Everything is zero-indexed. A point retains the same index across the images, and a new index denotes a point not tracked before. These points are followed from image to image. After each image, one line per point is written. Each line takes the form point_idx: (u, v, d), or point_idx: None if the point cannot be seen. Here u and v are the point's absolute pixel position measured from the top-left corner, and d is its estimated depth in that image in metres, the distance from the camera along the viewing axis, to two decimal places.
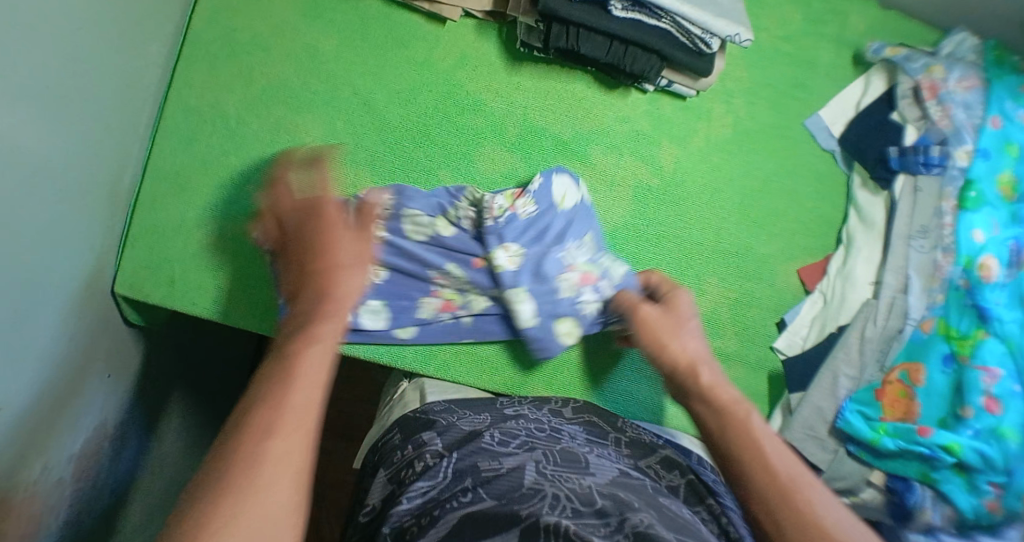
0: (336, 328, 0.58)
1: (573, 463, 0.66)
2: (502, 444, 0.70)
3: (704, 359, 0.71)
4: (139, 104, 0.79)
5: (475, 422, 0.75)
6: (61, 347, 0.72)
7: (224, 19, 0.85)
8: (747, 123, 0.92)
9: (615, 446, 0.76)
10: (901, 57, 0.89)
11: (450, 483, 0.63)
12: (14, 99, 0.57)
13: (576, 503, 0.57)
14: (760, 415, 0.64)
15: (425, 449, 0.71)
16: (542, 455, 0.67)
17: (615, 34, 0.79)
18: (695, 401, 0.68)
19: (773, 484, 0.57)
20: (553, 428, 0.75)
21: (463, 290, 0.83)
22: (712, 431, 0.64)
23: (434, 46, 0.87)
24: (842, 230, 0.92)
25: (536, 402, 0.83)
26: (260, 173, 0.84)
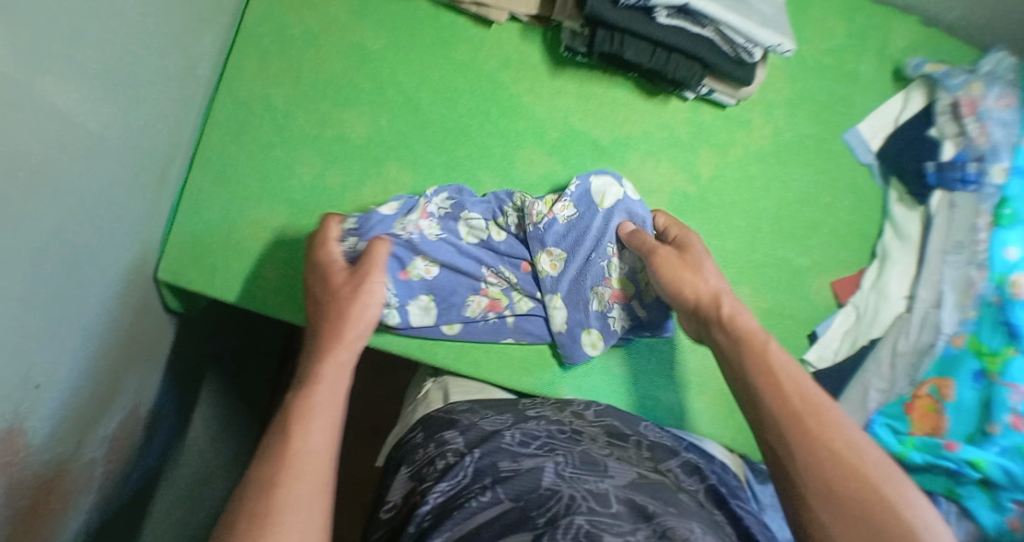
0: (338, 365, 0.65)
1: (593, 465, 0.67)
2: (522, 444, 0.71)
3: (725, 291, 0.75)
4: (189, 94, 0.80)
5: (497, 422, 0.76)
6: (101, 329, 0.74)
7: (275, 13, 0.86)
8: (785, 134, 0.93)
9: (635, 448, 0.76)
10: (941, 73, 0.90)
11: (471, 482, 0.64)
12: (69, 82, 0.58)
13: (593, 503, 0.58)
14: (779, 342, 0.69)
15: (447, 447, 0.72)
16: (562, 457, 0.67)
17: (659, 40, 0.80)
18: (715, 330, 0.73)
19: (791, 404, 0.63)
20: (574, 430, 0.76)
21: (508, 291, 0.85)
22: (734, 366, 0.69)
23: (479, 47, 0.89)
24: (876, 244, 0.93)
25: (560, 405, 0.84)
26: (304, 167, 0.85)
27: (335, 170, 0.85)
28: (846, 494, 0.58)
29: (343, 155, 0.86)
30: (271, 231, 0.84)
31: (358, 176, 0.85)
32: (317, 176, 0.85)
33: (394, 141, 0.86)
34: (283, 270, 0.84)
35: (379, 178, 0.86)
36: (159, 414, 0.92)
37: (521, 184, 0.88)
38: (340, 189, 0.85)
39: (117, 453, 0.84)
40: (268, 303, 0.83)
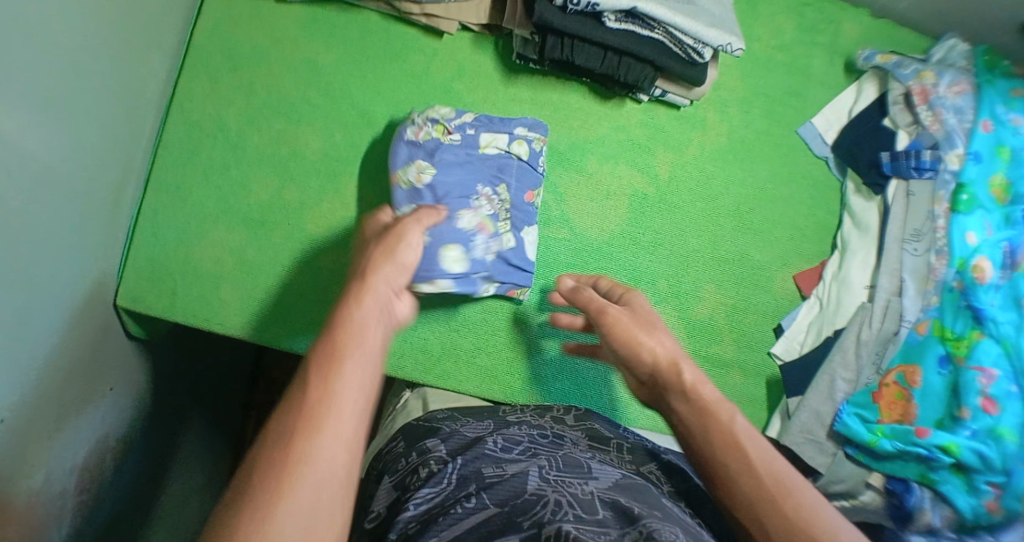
0: (364, 351, 0.49)
1: (575, 468, 0.66)
2: (505, 449, 0.70)
3: (682, 353, 0.66)
4: (141, 117, 0.80)
5: (477, 429, 0.76)
6: (62, 360, 0.73)
7: (225, 34, 0.86)
8: (741, 131, 0.93)
9: (616, 451, 0.76)
10: (892, 63, 0.91)
11: (455, 489, 0.64)
12: (15, 110, 0.58)
13: (579, 510, 0.57)
14: (745, 416, 0.61)
15: (429, 455, 0.71)
16: (545, 461, 0.67)
17: (608, 44, 0.80)
18: (672, 399, 0.64)
19: (762, 493, 0.56)
20: (555, 434, 0.75)
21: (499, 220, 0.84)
22: (696, 436, 0.61)
23: (432, 59, 0.89)
24: (836, 235, 0.94)
25: (537, 410, 0.82)
26: (261, 186, 0.85)
27: (292, 187, 0.85)
28: None
29: (300, 172, 0.85)
30: (231, 252, 0.83)
31: (316, 193, 0.85)
32: (275, 194, 0.85)
33: (351, 156, 0.86)
34: (245, 290, 0.83)
35: (338, 193, 0.86)
36: (133, 442, 0.91)
37: None
38: (298, 206, 0.85)
39: (89, 484, 0.82)
40: (232, 324, 0.82)
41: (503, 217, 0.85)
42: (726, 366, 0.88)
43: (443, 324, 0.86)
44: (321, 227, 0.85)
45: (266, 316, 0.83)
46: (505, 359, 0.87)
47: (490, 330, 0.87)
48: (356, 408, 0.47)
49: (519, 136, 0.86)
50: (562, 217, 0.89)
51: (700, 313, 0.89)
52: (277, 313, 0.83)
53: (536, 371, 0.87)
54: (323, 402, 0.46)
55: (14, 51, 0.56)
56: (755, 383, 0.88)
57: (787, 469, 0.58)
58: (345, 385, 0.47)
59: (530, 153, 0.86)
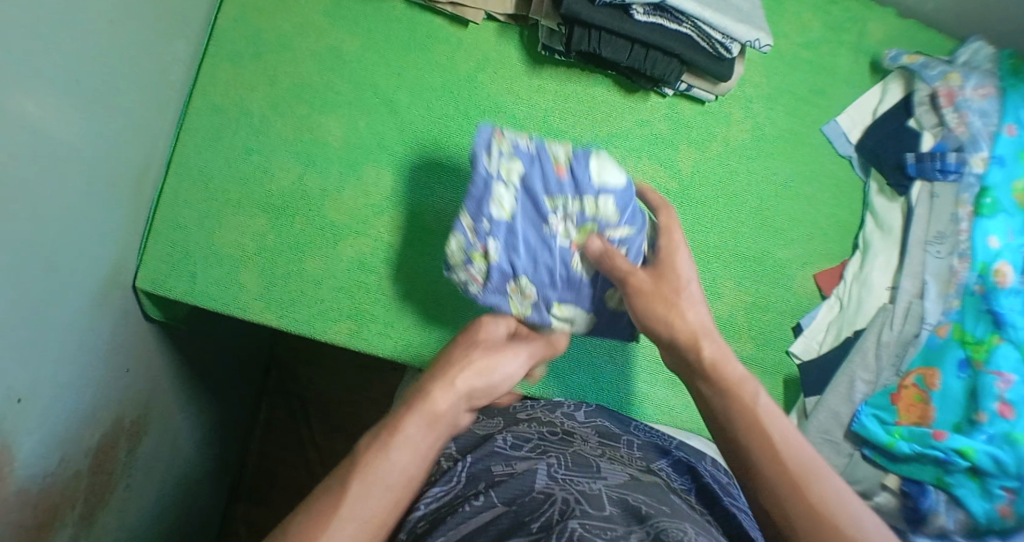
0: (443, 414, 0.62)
1: (585, 467, 0.66)
2: (515, 447, 0.71)
3: (707, 331, 0.70)
4: (165, 100, 0.79)
5: (488, 427, 0.77)
6: (81, 341, 0.73)
7: (250, 18, 0.85)
8: (765, 128, 0.93)
9: (627, 449, 0.76)
10: (918, 64, 0.91)
11: (465, 487, 0.65)
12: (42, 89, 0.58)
13: (586, 506, 0.58)
14: (768, 396, 0.65)
15: (440, 453, 0.72)
16: (554, 459, 0.67)
17: (636, 38, 0.79)
18: (698, 378, 0.69)
19: (784, 473, 0.60)
20: (566, 432, 0.76)
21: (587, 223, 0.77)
22: (718, 416, 0.66)
23: (456, 48, 0.88)
24: (859, 235, 0.93)
25: (549, 405, 0.83)
26: (282, 172, 0.84)
27: (314, 173, 0.85)
28: None
29: (322, 158, 0.85)
30: (251, 237, 0.83)
31: (337, 180, 0.85)
32: (296, 181, 0.84)
33: (374, 144, 0.86)
34: (265, 276, 0.83)
35: (359, 181, 0.85)
36: (146, 426, 0.91)
37: None
38: (320, 193, 0.85)
39: (103, 466, 0.83)
40: (251, 309, 0.82)
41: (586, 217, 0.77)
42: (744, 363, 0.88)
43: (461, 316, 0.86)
44: (341, 215, 0.85)
45: (285, 302, 0.83)
46: None
47: None
48: (427, 445, 0.61)
49: (507, 175, 0.74)
50: None
51: (719, 310, 0.89)
52: (296, 300, 0.83)
53: (554, 363, 0.88)
54: (402, 431, 0.60)
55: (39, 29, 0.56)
56: (773, 382, 0.88)
57: (808, 451, 0.61)
58: (418, 422, 0.61)
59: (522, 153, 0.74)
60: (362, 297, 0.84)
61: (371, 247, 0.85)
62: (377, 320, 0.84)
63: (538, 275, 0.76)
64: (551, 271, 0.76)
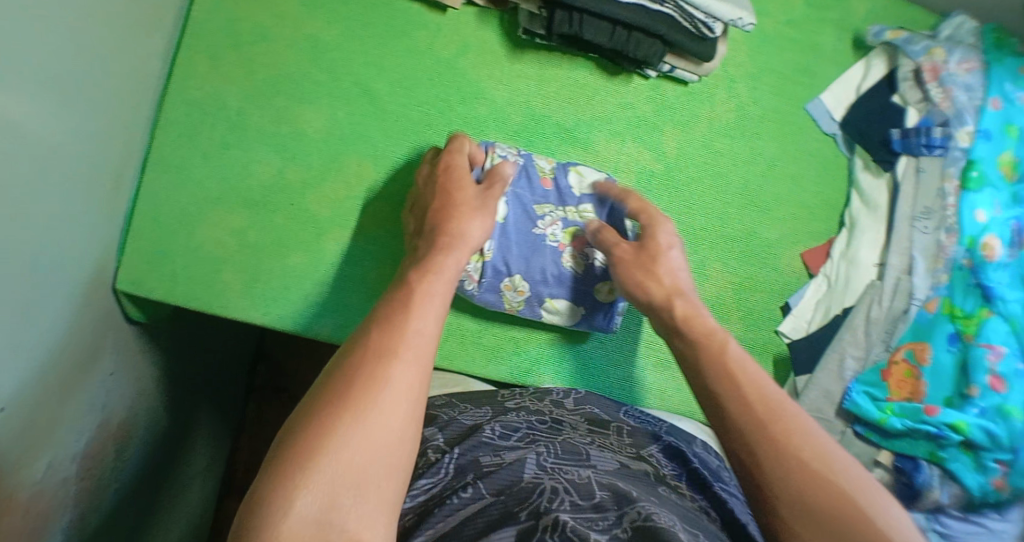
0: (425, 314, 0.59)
1: (574, 455, 0.66)
2: (503, 437, 0.69)
3: (680, 291, 0.71)
4: (140, 95, 0.78)
5: (475, 416, 0.74)
6: (63, 344, 0.72)
7: (224, 8, 0.84)
8: (750, 108, 0.92)
9: (617, 435, 0.75)
10: (902, 39, 0.89)
11: (453, 479, 0.63)
12: (20, 89, 0.57)
13: (576, 496, 0.58)
14: (738, 344, 0.64)
15: (427, 445, 0.70)
16: (543, 447, 0.67)
17: (618, 19, 0.78)
18: (673, 334, 0.68)
19: (750, 410, 0.57)
20: (554, 420, 0.75)
21: (573, 225, 0.84)
22: (689, 366, 0.64)
23: (436, 35, 0.87)
24: (845, 213, 0.93)
25: (536, 392, 0.82)
26: (262, 165, 0.83)
27: (294, 166, 0.84)
28: (814, 509, 0.51)
29: (302, 150, 0.84)
30: (232, 233, 0.82)
31: (319, 172, 0.84)
32: (276, 174, 0.83)
33: (354, 134, 0.85)
34: (247, 271, 0.82)
35: (340, 172, 0.84)
36: (135, 428, 0.90)
37: None
38: (301, 185, 0.83)
39: (92, 469, 0.81)
40: (235, 306, 0.81)
41: (572, 216, 0.84)
42: None
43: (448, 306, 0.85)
44: (324, 207, 0.84)
45: (268, 297, 0.82)
46: (512, 339, 0.86)
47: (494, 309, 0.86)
48: (436, 314, 0.59)
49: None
50: None
51: (708, 292, 0.88)
52: (280, 294, 0.82)
53: (544, 351, 0.87)
54: (415, 310, 0.58)
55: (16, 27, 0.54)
56: (763, 363, 0.88)
57: (779, 396, 0.59)
58: (427, 302, 0.60)
59: (501, 168, 0.82)
60: (348, 289, 0.83)
61: (354, 238, 0.84)
62: (363, 312, 0.84)
63: (528, 275, 0.82)
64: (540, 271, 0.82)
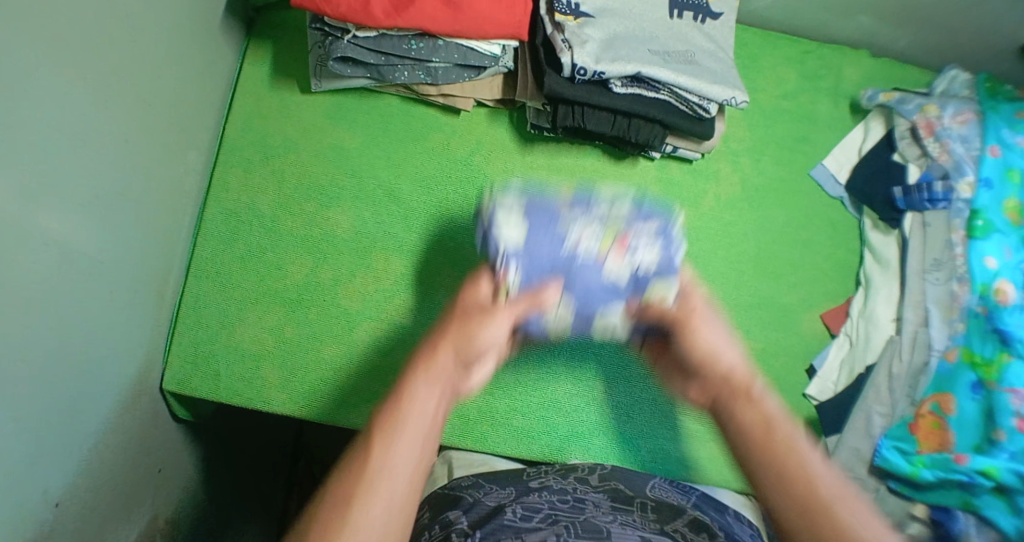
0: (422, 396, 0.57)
1: (595, 533, 0.66)
2: (524, 519, 0.70)
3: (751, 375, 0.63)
4: (181, 208, 0.85)
5: (499, 498, 0.77)
6: (111, 445, 0.76)
7: (256, 125, 0.91)
8: (755, 178, 0.96)
9: (641, 511, 0.75)
10: (895, 100, 0.94)
11: None
12: (62, 210, 0.63)
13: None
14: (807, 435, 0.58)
15: (451, 528, 0.72)
16: (564, 527, 0.67)
17: (618, 109, 0.84)
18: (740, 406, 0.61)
19: (813, 507, 0.53)
20: (576, 499, 0.75)
21: (610, 222, 0.69)
22: (750, 444, 0.58)
23: (451, 135, 0.93)
24: (859, 272, 0.95)
25: (562, 470, 0.84)
26: (296, 266, 0.88)
27: (326, 264, 0.89)
28: None
29: (332, 251, 0.89)
30: (270, 331, 0.87)
31: (348, 270, 0.89)
32: (309, 273, 0.88)
33: (380, 233, 0.90)
34: (285, 366, 0.86)
35: (370, 269, 0.89)
36: (179, 522, 0.93)
37: None
38: (332, 283, 0.88)
39: None
40: (274, 401, 0.85)
41: (604, 216, 0.69)
42: None
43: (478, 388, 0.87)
44: (355, 303, 0.88)
45: (305, 392, 0.85)
46: (541, 418, 0.87)
47: (525, 391, 0.88)
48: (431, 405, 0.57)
49: (506, 210, 0.68)
50: None
51: None
52: (318, 388, 0.86)
53: (574, 429, 0.88)
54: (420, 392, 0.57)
55: (55, 159, 0.61)
56: None
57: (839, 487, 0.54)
58: (426, 389, 0.58)
59: (512, 200, 0.69)
60: (379, 379, 0.87)
61: (384, 329, 0.88)
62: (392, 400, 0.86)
63: (570, 297, 0.68)
64: (580, 299, 0.68)
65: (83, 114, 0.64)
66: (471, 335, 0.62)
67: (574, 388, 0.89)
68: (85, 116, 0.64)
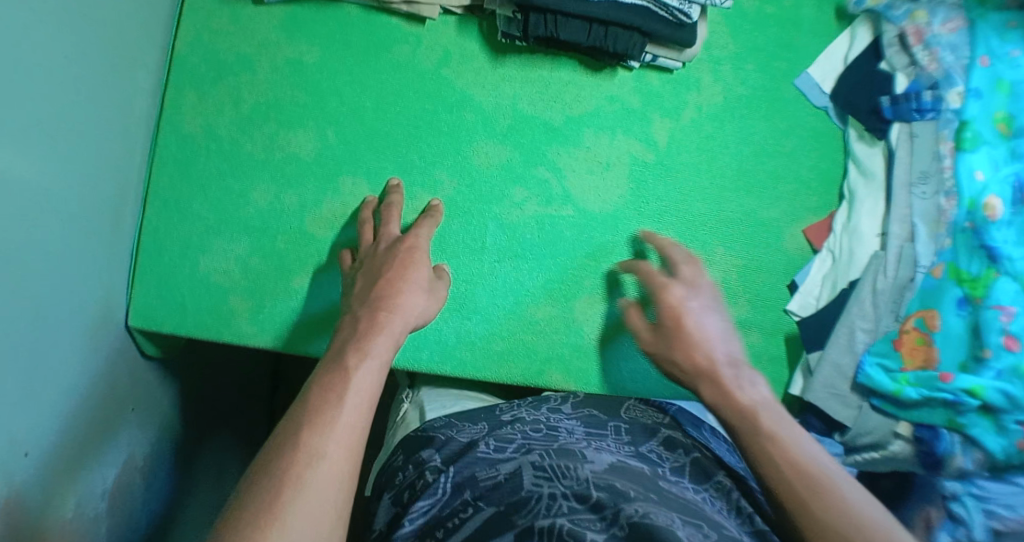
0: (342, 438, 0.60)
1: (569, 456, 0.74)
2: (498, 450, 0.76)
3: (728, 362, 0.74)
4: (133, 136, 0.79)
5: (472, 433, 0.81)
6: (82, 385, 0.74)
7: (207, 42, 0.85)
8: (737, 88, 0.92)
9: (614, 434, 0.81)
10: (883, 5, 0.89)
11: (450, 497, 0.71)
12: (5, 145, 0.57)
13: (573, 500, 0.66)
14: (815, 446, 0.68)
15: (425, 466, 0.77)
16: (538, 455, 0.74)
17: (595, 17, 0.79)
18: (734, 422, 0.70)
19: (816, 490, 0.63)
20: (549, 427, 0.81)
21: None
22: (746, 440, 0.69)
23: (417, 48, 0.87)
24: (843, 186, 0.92)
25: (535, 402, 0.88)
26: (258, 192, 0.84)
27: (290, 189, 0.85)
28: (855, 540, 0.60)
29: (296, 175, 0.85)
30: (236, 261, 0.84)
31: (314, 194, 0.85)
32: (273, 199, 0.84)
33: (345, 153, 0.85)
34: (256, 298, 0.84)
35: (336, 192, 0.85)
36: (158, 461, 0.93)
37: (478, 182, 0.87)
38: (299, 210, 0.85)
39: (121, 505, 0.84)
40: (247, 335, 0.83)
41: None
42: (744, 326, 0.89)
43: (455, 314, 0.85)
44: (323, 229, 0.85)
45: (277, 324, 0.84)
46: (522, 342, 0.86)
47: (502, 315, 0.86)
48: (344, 453, 0.60)
49: None
50: (564, 195, 0.88)
51: (714, 276, 0.89)
52: (291, 318, 0.84)
53: (558, 350, 0.86)
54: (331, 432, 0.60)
55: None
56: (774, 343, 0.89)
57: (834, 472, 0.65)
58: (339, 424, 0.61)
59: None
60: None
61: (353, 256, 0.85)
62: None
63: None
64: None
65: (17, 33, 0.57)
66: (408, 275, 0.76)
67: (554, 310, 0.87)
68: (20, 38, 0.58)
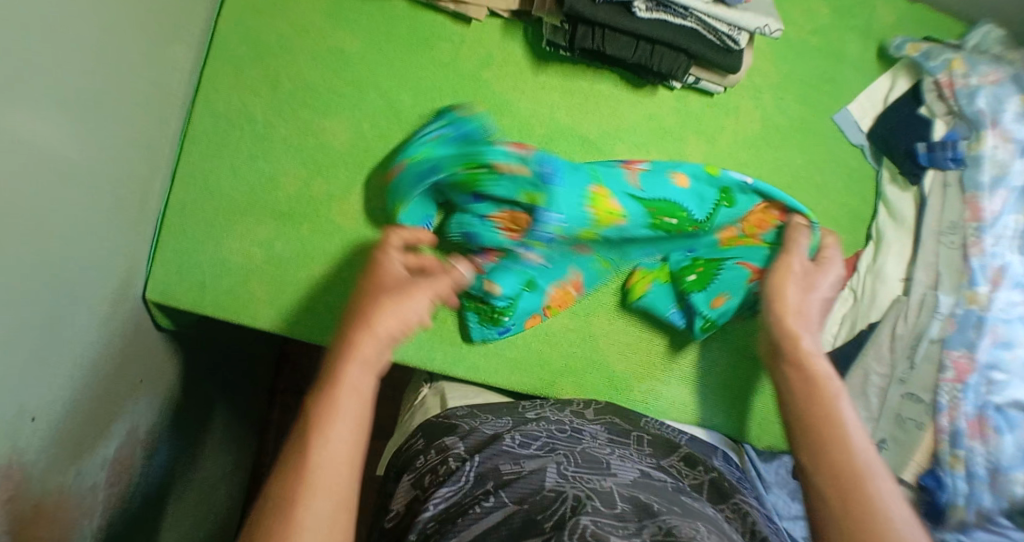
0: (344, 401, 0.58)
1: (593, 464, 0.69)
2: (523, 445, 0.72)
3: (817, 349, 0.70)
4: (167, 109, 0.79)
5: (495, 426, 0.78)
6: (95, 354, 0.74)
7: (250, 21, 0.84)
8: (776, 118, 0.92)
9: (637, 445, 0.78)
10: (921, 54, 0.89)
11: (473, 487, 0.66)
12: (44, 106, 0.57)
13: (598, 503, 0.59)
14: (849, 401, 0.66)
15: (449, 453, 0.74)
16: (563, 457, 0.70)
17: (641, 34, 0.78)
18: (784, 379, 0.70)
19: (845, 470, 0.60)
20: (574, 429, 0.77)
21: None
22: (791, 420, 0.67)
23: (459, 47, 0.87)
24: (871, 226, 0.92)
25: (558, 404, 0.84)
26: (288, 178, 0.84)
27: (320, 178, 0.84)
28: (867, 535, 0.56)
29: (327, 163, 0.84)
30: (258, 244, 0.83)
31: (344, 185, 0.84)
32: (301, 186, 0.84)
33: (378, 146, 0.85)
34: (276, 282, 0.83)
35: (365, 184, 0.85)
36: (161, 431, 0.92)
37: None
38: (326, 199, 0.84)
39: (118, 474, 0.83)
40: (261, 318, 0.83)
41: None
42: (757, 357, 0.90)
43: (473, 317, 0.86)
44: (349, 221, 0.84)
45: (294, 309, 0.83)
46: (534, 352, 0.87)
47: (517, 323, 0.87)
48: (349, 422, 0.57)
49: None
50: None
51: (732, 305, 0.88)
52: (306, 304, 0.83)
53: (568, 365, 0.87)
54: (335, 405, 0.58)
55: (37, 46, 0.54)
56: None
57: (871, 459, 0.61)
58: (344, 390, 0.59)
59: None
60: None
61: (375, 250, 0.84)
62: None
63: None
64: None
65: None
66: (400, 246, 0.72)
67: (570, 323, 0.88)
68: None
